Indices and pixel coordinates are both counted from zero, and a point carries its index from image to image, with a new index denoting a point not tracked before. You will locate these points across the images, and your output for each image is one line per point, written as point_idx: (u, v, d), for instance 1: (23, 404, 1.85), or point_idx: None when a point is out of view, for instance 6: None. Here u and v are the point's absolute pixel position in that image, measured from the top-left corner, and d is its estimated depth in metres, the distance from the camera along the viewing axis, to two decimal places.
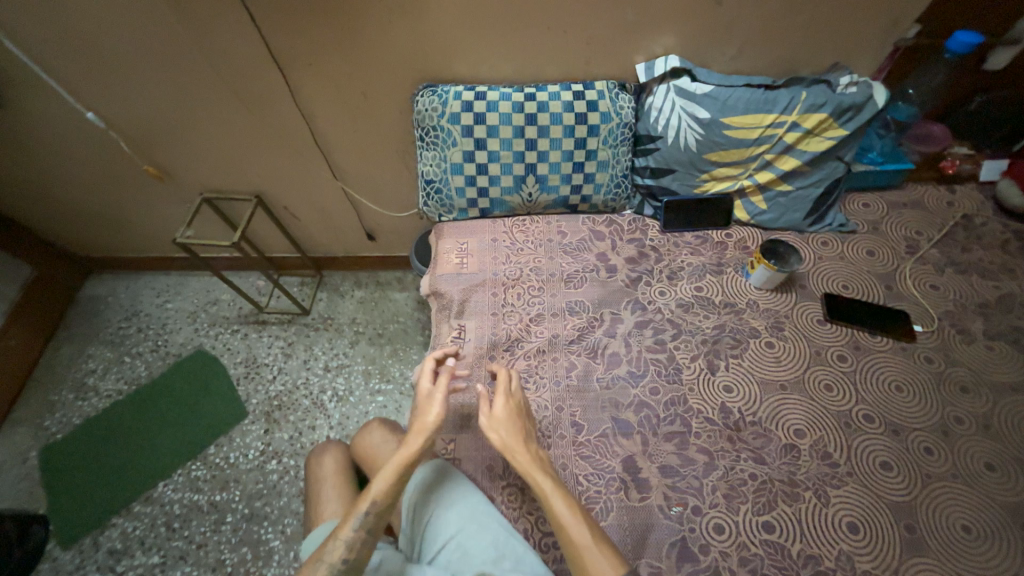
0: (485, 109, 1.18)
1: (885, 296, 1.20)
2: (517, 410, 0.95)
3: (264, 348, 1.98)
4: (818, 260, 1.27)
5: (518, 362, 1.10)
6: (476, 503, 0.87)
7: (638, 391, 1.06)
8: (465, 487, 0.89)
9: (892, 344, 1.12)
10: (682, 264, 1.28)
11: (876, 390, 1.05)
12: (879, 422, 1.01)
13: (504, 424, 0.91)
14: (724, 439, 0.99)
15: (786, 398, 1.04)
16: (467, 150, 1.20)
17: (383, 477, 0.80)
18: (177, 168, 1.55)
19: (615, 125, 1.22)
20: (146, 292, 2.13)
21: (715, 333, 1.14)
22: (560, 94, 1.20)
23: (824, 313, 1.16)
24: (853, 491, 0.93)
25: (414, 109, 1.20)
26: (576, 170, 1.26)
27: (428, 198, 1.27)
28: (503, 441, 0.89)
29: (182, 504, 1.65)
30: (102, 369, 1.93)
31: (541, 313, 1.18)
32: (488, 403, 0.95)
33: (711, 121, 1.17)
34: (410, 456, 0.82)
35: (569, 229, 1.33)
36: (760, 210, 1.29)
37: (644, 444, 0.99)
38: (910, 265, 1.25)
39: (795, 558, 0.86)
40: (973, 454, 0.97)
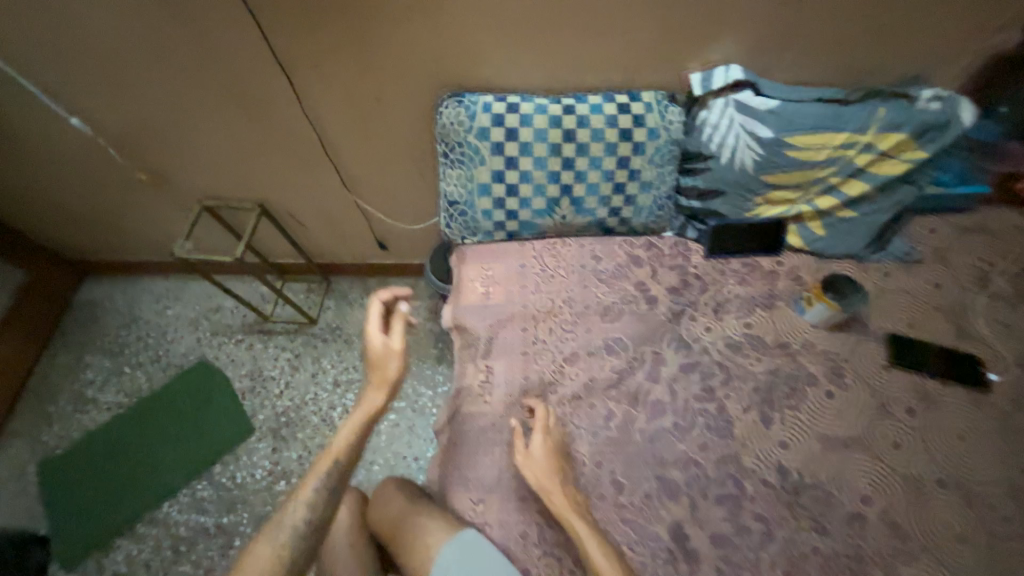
0: (518, 123, 1.05)
1: (955, 338, 1.09)
2: (554, 449, 0.92)
3: (270, 360, 1.89)
4: (880, 293, 1.15)
5: (552, 410, 1.00)
6: None
7: (684, 446, 0.96)
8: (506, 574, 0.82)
9: (966, 396, 1.01)
10: (728, 295, 1.16)
11: (950, 450, 0.95)
12: (953, 487, 0.91)
13: (539, 465, 0.89)
14: (782, 505, 0.90)
15: (849, 458, 0.94)
16: (497, 168, 1.08)
17: (345, 434, 0.89)
18: (173, 175, 1.42)
19: (662, 143, 1.09)
20: (145, 297, 2.03)
21: (768, 379, 1.03)
22: (602, 107, 1.07)
23: (889, 358, 1.05)
24: (926, 569, 0.84)
25: (438, 121, 1.07)
26: (616, 192, 1.14)
27: (451, 219, 1.15)
28: (540, 484, 0.87)
29: (187, 526, 1.58)
30: (101, 379, 1.85)
31: (576, 352, 1.07)
32: (525, 441, 0.93)
33: (772, 141, 1.04)
34: (370, 412, 0.90)
35: (603, 254, 1.20)
36: (817, 237, 1.16)
37: (692, 508, 0.90)
38: (982, 301, 1.13)
39: None
40: None
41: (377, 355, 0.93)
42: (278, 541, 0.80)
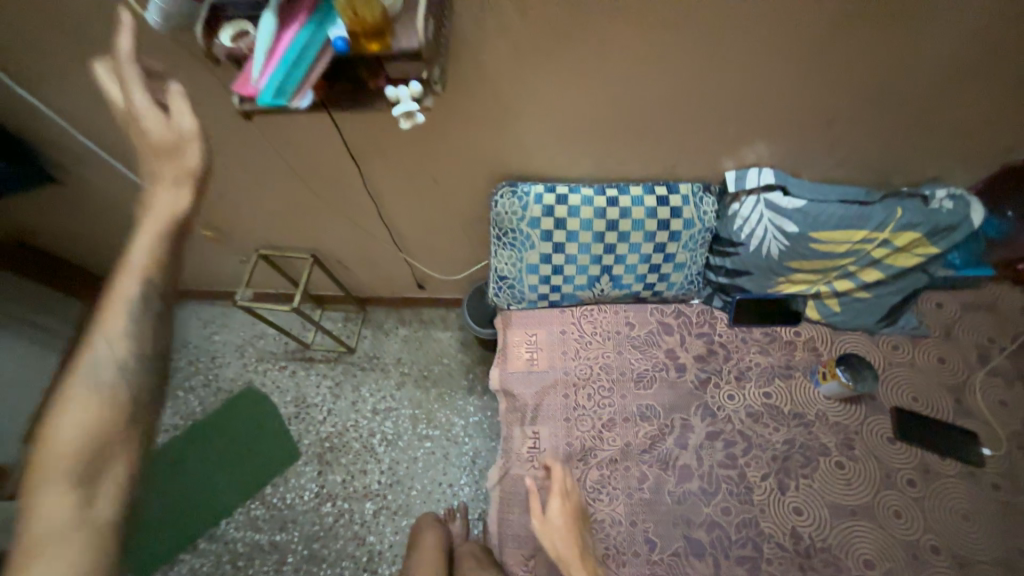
0: (566, 214, 1.16)
1: (954, 411, 1.21)
2: (570, 512, 1.01)
3: (313, 387, 2.02)
4: (888, 367, 1.26)
5: (592, 472, 1.13)
6: None
7: (709, 510, 1.09)
8: None
9: (961, 468, 1.13)
10: (750, 363, 1.27)
11: (944, 519, 1.08)
12: (945, 553, 1.04)
13: (557, 529, 0.97)
14: (794, 566, 1.03)
15: (855, 524, 1.07)
16: (545, 252, 1.20)
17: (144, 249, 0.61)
18: (235, 229, 1.53)
19: (697, 231, 1.20)
20: (192, 323, 2.15)
21: (785, 448, 1.16)
22: (643, 199, 1.17)
23: (894, 431, 1.17)
24: None
25: (492, 209, 1.18)
26: (651, 271, 1.25)
27: (500, 291, 1.28)
28: (558, 550, 0.94)
29: (245, 543, 1.74)
30: (157, 403, 1.99)
31: (613, 417, 1.20)
32: (542, 508, 1.01)
33: (799, 235, 1.15)
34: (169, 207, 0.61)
35: (636, 321, 1.32)
36: (833, 313, 1.28)
37: (716, 567, 1.04)
38: (981, 376, 1.25)
39: None
40: None
41: (156, 137, 0.62)
42: (84, 397, 0.56)
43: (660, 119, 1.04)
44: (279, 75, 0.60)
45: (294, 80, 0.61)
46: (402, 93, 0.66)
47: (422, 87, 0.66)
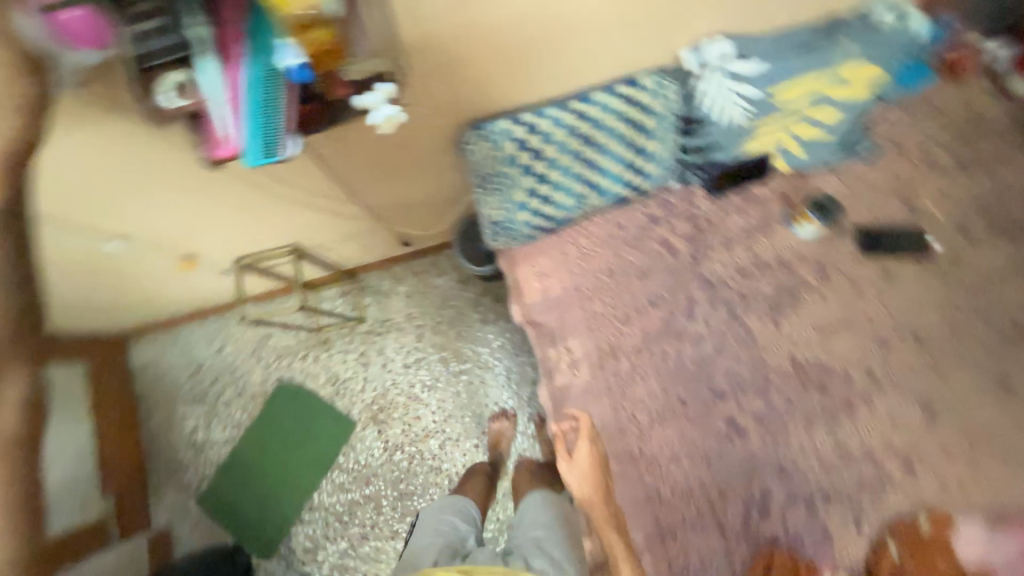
0: (542, 141, 1.18)
1: (907, 215, 1.38)
2: (595, 459, 1.27)
3: (340, 364, 2.12)
4: (851, 193, 1.40)
5: (623, 363, 1.31)
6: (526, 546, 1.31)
7: (724, 361, 1.30)
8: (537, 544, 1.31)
9: (914, 262, 1.35)
10: (734, 228, 1.39)
11: (905, 308, 1.32)
12: (906, 334, 1.30)
13: (580, 469, 1.26)
14: (796, 381, 1.28)
15: (837, 335, 1.30)
16: (531, 185, 1.22)
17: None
18: (206, 250, 1.46)
19: (665, 120, 1.23)
20: (195, 344, 2.14)
21: (776, 293, 1.34)
22: (609, 104, 1.19)
23: (860, 249, 1.36)
24: (889, 393, 1.26)
25: (467, 157, 1.18)
26: (631, 171, 1.28)
27: (496, 234, 1.31)
28: (578, 487, 1.26)
29: (342, 503, 2.00)
30: (203, 423, 2.08)
31: (629, 313, 1.34)
32: (566, 456, 1.28)
33: (758, 96, 1.22)
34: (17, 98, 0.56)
35: (627, 220, 1.39)
36: (800, 160, 1.37)
37: (737, 402, 1.28)
38: (928, 177, 1.41)
39: (856, 452, 1.23)
40: (971, 338, 1.29)
41: None
42: None
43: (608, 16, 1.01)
44: (258, 126, 0.75)
45: (275, 129, 0.77)
46: (375, 100, 0.87)
47: (390, 87, 0.87)
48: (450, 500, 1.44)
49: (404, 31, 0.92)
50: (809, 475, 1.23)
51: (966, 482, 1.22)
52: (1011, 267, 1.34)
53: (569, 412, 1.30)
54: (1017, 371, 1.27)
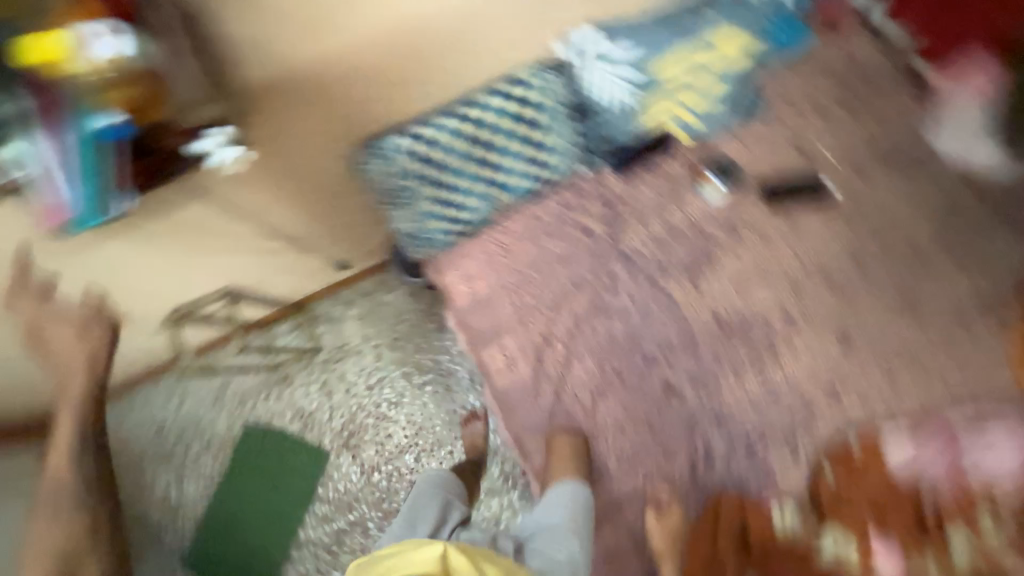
0: (436, 149, 1.21)
1: (802, 162, 1.46)
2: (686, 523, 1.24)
3: (305, 397, 2.12)
4: (748, 149, 1.47)
5: (559, 348, 1.36)
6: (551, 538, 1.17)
7: (653, 329, 1.36)
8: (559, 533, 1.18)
9: (813, 205, 1.42)
10: (644, 202, 1.45)
11: (811, 250, 1.39)
12: (816, 273, 1.37)
13: (668, 528, 1.22)
14: (722, 336, 1.34)
15: (753, 285, 1.37)
16: (436, 193, 1.27)
17: None
18: (132, 309, 1.44)
19: (553, 110, 1.32)
20: (153, 404, 2.10)
21: (691, 256, 1.40)
22: (496, 104, 1.24)
23: (763, 201, 1.43)
24: (808, 332, 1.33)
25: (367, 176, 1.21)
26: (534, 163, 1.36)
27: (416, 245, 1.36)
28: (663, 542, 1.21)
29: (327, 534, 2.00)
30: (174, 481, 2.05)
31: (557, 299, 1.38)
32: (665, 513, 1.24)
33: (631, 75, 1.33)
34: None
35: (543, 212, 1.43)
36: (694, 127, 1.45)
37: (670, 365, 1.34)
38: (815, 123, 1.49)
39: (785, 391, 1.30)
40: (875, 268, 1.37)
41: None
42: None
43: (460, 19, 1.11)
44: (85, 187, 0.83)
45: (99, 187, 0.84)
46: (211, 146, 0.94)
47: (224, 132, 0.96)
48: (441, 476, 1.26)
49: (268, 69, 1.00)
50: (746, 421, 1.29)
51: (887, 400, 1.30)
52: (903, 196, 1.42)
53: (514, 404, 1.35)
54: (921, 290, 1.36)
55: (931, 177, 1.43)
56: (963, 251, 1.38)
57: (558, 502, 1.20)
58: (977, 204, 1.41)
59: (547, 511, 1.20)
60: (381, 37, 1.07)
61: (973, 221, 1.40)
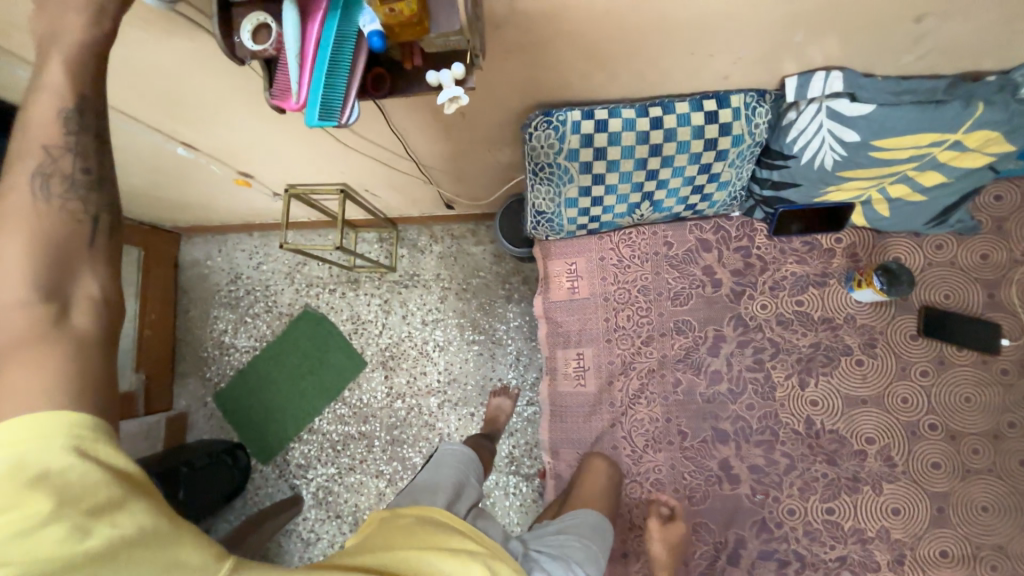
0: (607, 142, 1.10)
1: (984, 306, 1.26)
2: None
3: (364, 306, 2.20)
4: (927, 267, 1.28)
5: (632, 382, 1.30)
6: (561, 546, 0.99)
7: (735, 407, 1.26)
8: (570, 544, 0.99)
9: (975, 357, 1.23)
10: (786, 275, 1.31)
11: (948, 403, 1.22)
12: (941, 430, 1.21)
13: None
14: (805, 446, 1.23)
15: (863, 411, 1.23)
16: (584, 185, 1.18)
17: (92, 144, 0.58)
18: (262, 173, 1.50)
19: (745, 147, 1.13)
20: (238, 254, 2.26)
21: (810, 352, 1.27)
22: (690, 117, 1.08)
23: (918, 328, 1.25)
24: (902, 485, 1.19)
25: (526, 142, 1.12)
26: (694, 192, 1.22)
27: (539, 225, 1.29)
28: None
29: (338, 433, 2.13)
30: (232, 328, 2.23)
31: (651, 334, 1.31)
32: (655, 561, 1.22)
33: (858, 144, 1.09)
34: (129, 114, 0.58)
35: (675, 240, 1.33)
36: (881, 220, 1.26)
37: (737, 449, 1.25)
38: (1022, 270, 1.26)
39: (846, 530, 1.19)
40: (1014, 454, 1.19)
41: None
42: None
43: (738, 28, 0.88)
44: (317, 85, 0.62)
45: (337, 88, 0.62)
46: (445, 78, 0.67)
47: (465, 68, 0.67)
48: (474, 462, 1.23)
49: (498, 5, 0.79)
50: (790, 539, 1.20)
51: None
52: None
53: (566, 413, 1.33)
54: None
55: None
56: None
57: (577, 525, 1.04)
58: None
59: (564, 528, 1.02)
60: (616, 16, 0.84)
61: None
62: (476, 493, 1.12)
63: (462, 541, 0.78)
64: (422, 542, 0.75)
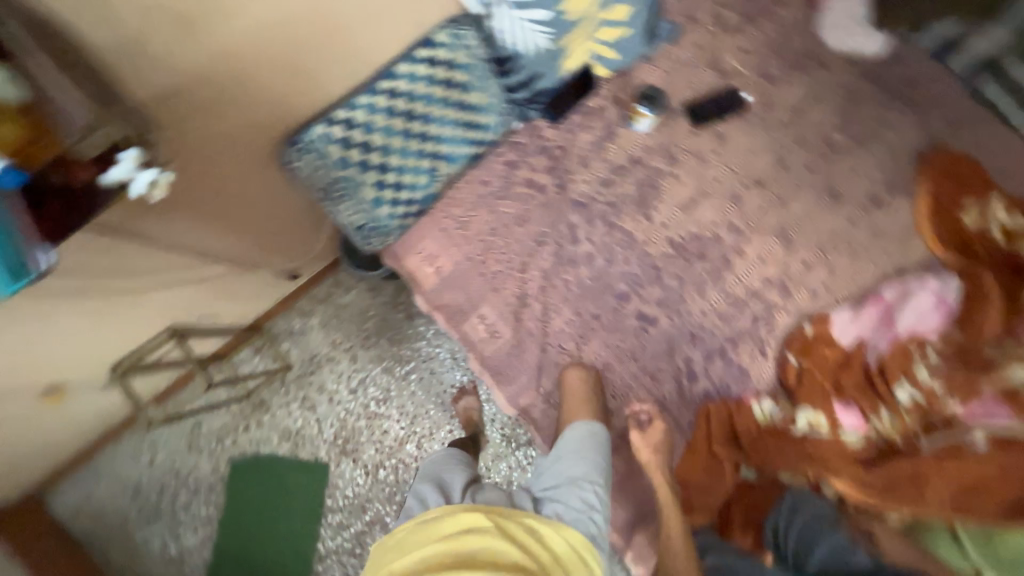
0: (365, 132, 1.13)
1: (720, 80, 1.52)
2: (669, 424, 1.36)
3: (287, 417, 2.04)
4: (669, 76, 1.51)
5: (536, 306, 1.39)
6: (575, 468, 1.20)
7: (618, 268, 1.42)
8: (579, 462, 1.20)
9: (737, 119, 1.50)
10: (585, 146, 1.47)
11: (742, 162, 1.48)
12: (750, 183, 1.47)
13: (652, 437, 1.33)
14: (680, 258, 1.42)
15: (698, 206, 1.45)
16: (376, 179, 1.19)
17: None
18: (70, 371, 1.31)
19: (476, 69, 1.22)
20: (123, 466, 1.96)
21: (638, 191, 1.45)
22: (414, 72, 1.15)
23: (693, 124, 1.49)
24: (754, 238, 1.44)
25: (297, 176, 1.13)
26: (469, 129, 1.29)
27: (368, 238, 1.28)
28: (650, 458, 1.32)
29: (347, 542, 1.97)
30: (170, 537, 1.94)
31: (523, 259, 1.40)
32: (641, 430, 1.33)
33: (553, 17, 1.21)
34: None
35: (488, 176, 1.42)
36: (616, 62, 1.45)
37: (640, 296, 1.41)
38: (724, 40, 1.55)
39: (743, 295, 1.42)
40: (799, 167, 1.49)
41: None
42: None
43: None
44: None
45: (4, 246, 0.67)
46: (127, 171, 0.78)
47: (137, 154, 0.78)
48: (454, 453, 1.32)
49: (167, 76, 0.91)
50: (715, 330, 1.40)
51: (827, 283, 1.45)
52: (811, 95, 1.53)
53: (507, 368, 1.38)
54: (838, 179, 1.50)
55: (830, 74, 1.56)
56: (865, 136, 1.53)
57: (583, 446, 1.22)
58: (871, 91, 1.55)
59: (572, 455, 1.22)
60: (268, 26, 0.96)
61: (870, 107, 1.55)
62: (464, 478, 1.22)
63: (476, 519, 1.07)
64: (444, 530, 1.06)
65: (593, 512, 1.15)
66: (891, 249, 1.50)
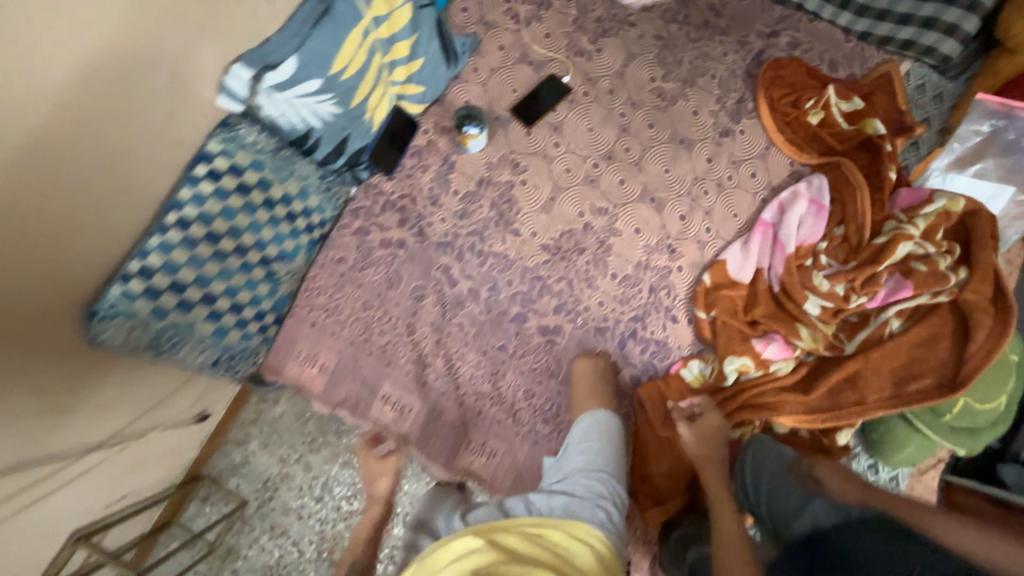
0: (169, 275, 1.00)
1: (536, 72, 1.49)
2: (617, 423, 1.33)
3: (260, 555, 1.89)
4: (486, 87, 1.47)
5: (438, 362, 1.33)
6: (591, 454, 1.13)
7: (505, 293, 1.37)
8: (598, 449, 1.14)
9: (566, 104, 1.47)
10: (429, 185, 1.42)
11: (586, 143, 1.45)
12: (601, 160, 1.44)
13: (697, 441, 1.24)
14: (560, 260, 1.38)
15: (559, 202, 1.41)
16: (207, 312, 1.07)
17: None
18: None
19: (270, 161, 1.12)
20: None
21: (496, 210, 1.40)
22: (199, 192, 1.03)
23: (525, 125, 1.45)
24: (624, 212, 1.41)
25: (113, 345, 0.99)
26: (293, 220, 1.20)
27: (230, 367, 1.18)
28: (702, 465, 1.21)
29: None
30: None
31: (408, 321, 1.34)
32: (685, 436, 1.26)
33: (327, 82, 1.13)
34: None
35: (342, 252, 1.35)
36: (425, 93, 1.39)
37: (536, 311, 1.36)
38: (526, 32, 1.51)
39: (634, 272, 1.39)
40: (641, 127, 1.47)
41: None
42: None
43: (98, 117, 0.89)
44: None
45: None
46: None
47: None
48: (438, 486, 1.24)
49: None
50: (620, 316, 1.37)
51: (709, 227, 1.44)
52: (628, 55, 1.51)
53: (433, 435, 1.30)
54: (682, 125, 1.49)
55: (639, 28, 1.54)
56: (692, 76, 1.53)
57: (587, 439, 1.17)
58: (682, 32, 1.55)
59: (577, 448, 1.16)
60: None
61: (686, 46, 1.54)
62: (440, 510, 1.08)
63: (468, 539, 0.88)
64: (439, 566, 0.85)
65: (601, 500, 1.04)
66: (755, 171, 1.51)
